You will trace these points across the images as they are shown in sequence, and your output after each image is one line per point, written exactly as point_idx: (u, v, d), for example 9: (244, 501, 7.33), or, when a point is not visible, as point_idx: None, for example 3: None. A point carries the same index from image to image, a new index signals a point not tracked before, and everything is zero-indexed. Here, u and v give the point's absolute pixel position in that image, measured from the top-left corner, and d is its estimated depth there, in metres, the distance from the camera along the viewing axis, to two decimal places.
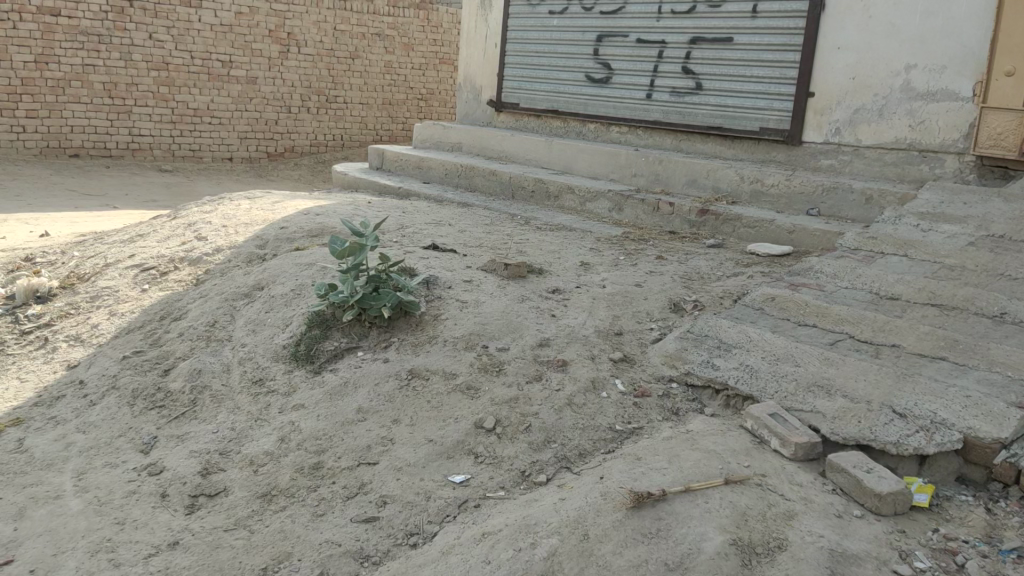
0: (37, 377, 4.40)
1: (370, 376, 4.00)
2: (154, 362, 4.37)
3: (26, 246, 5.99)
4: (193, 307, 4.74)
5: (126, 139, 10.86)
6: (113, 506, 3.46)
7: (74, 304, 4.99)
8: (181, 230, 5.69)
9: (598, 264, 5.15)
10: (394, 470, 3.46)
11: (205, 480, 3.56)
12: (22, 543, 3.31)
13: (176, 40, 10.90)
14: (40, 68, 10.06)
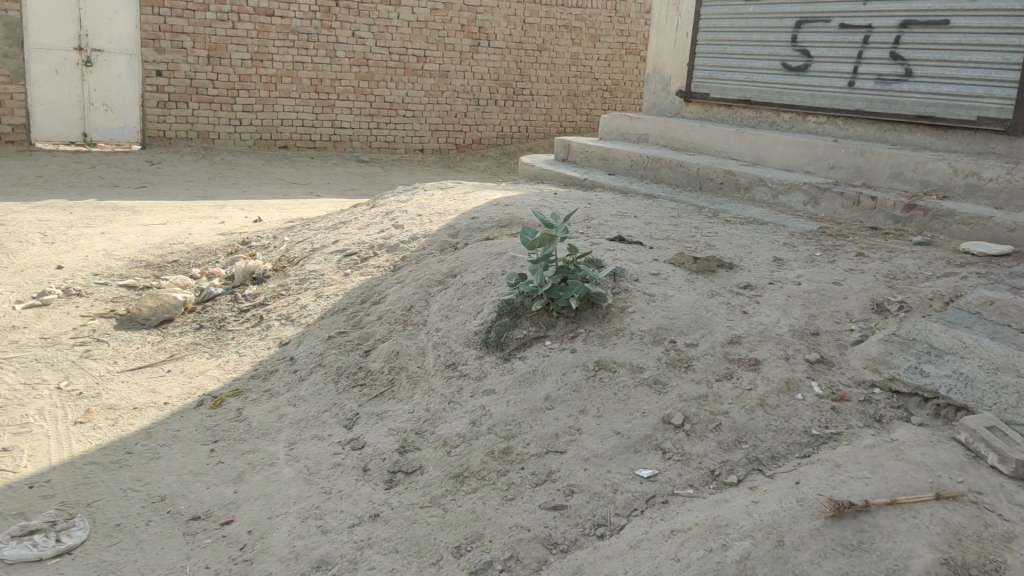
0: (253, 351, 4.76)
1: (558, 365, 4.04)
2: (355, 343, 4.61)
3: (243, 231, 6.49)
4: (391, 292, 4.96)
5: (328, 131, 11.49)
6: (321, 476, 3.70)
7: (286, 285, 5.34)
8: (380, 218, 5.98)
9: (792, 260, 4.95)
10: (582, 461, 3.49)
11: (403, 457, 3.74)
12: (240, 505, 3.58)
13: (376, 37, 11.38)
14: (255, 66, 10.77)
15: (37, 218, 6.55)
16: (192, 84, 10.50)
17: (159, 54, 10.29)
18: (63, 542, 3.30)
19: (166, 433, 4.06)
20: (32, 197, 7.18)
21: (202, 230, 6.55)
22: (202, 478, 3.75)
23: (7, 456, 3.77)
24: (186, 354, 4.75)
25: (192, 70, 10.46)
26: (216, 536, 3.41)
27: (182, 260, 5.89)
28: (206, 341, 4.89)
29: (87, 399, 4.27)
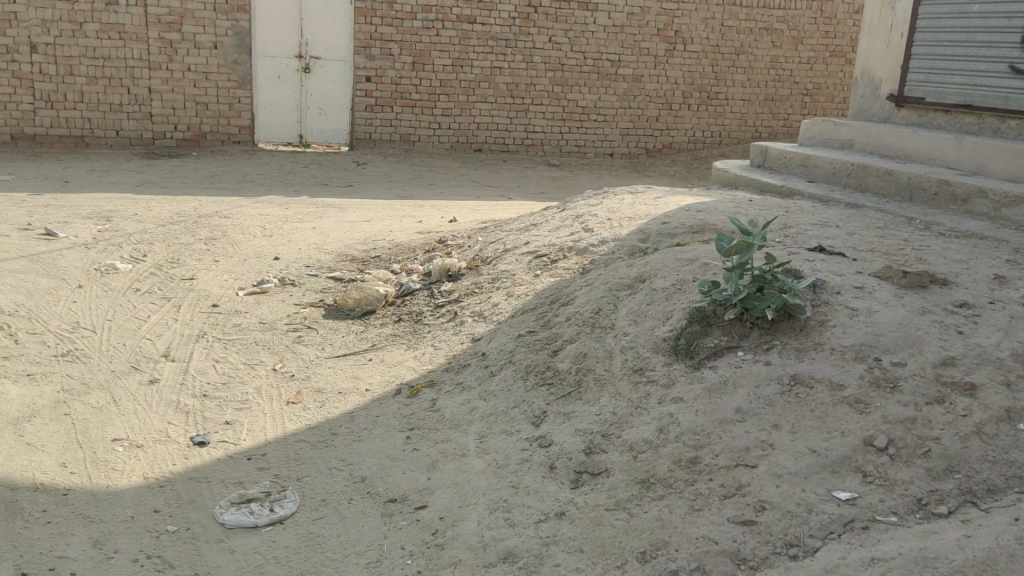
0: (447, 346, 4.92)
1: (751, 377, 3.86)
2: (544, 343, 4.61)
3: (439, 230, 6.76)
4: (580, 293, 4.92)
5: (521, 135, 11.73)
6: (509, 471, 3.79)
7: (479, 284, 5.50)
8: (571, 222, 6.04)
9: (1016, 279, 4.55)
10: (775, 477, 3.36)
11: (589, 458, 3.74)
12: (433, 491, 3.73)
13: (573, 42, 11.53)
14: (456, 71, 11.16)
15: (258, 212, 7.13)
16: (397, 89, 11.04)
17: (369, 60, 10.87)
18: (275, 511, 3.57)
19: (366, 418, 4.30)
20: (253, 193, 7.83)
21: (402, 228, 6.88)
22: (398, 463, 3.94)
23: (231, 429, 4.13)
24: (385, 345, 5.01)
25: (398, 76, 10.98)
26: (411, 519, 3.58)
27: (383, 256, 6.22)
28: (404, 333, 5.12)
29: (297, 382, 4.60)
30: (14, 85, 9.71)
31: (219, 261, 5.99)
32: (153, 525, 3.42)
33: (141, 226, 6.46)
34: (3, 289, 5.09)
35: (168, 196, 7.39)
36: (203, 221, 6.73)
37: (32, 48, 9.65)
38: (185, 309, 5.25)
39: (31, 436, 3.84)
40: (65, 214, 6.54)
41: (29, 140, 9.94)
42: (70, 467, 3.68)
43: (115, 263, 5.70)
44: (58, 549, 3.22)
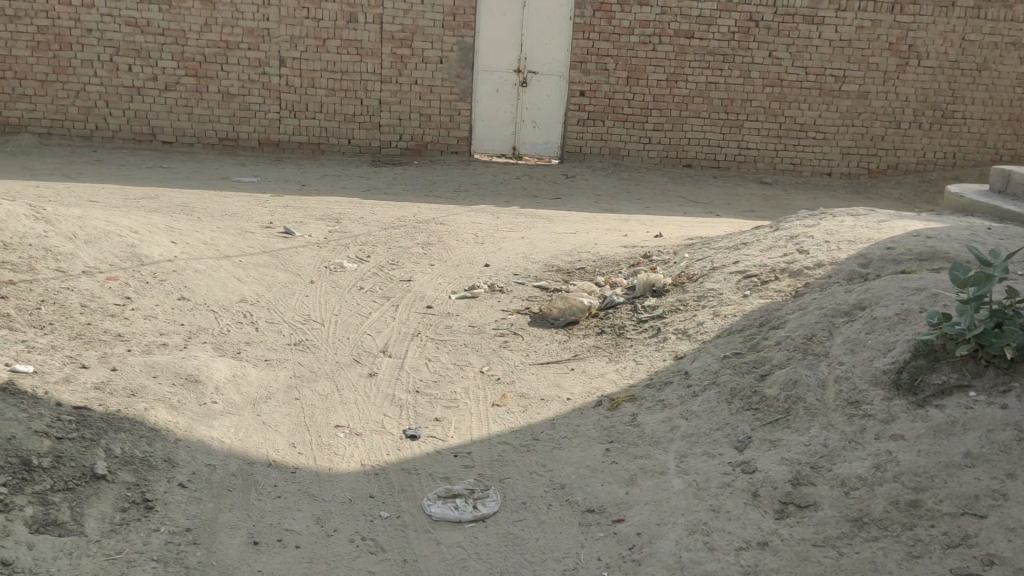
0: (649, 361, 4.87)
1: (984, 420, 3.52)
2: (751, 365, 4.41)
3: (646, 245, 6.74)
4: (792, 317, 4.68)
5: (734, 151, 11.33)
6: (710, 493, 3.69)
7: (684, 301, 5.42)
8: (784, 242, 5.83)
9: None
10: (1006, 531, 3.10)
11: (796, 490, 3.58)
12: (631, 506, 3.72)
13: (794, 57, 10.97)
14: (670, 86, 10.92)
15: (471, 221, 7.43)
16: (610, 104, 10.94)
17: (584, 75, 10.81)
18: (479, 509, 3.70)
19: (567, 427, 4.35)
20: (468, 203, 8.15)
21: (608, 242, 6.93)
22: (597, 475, 3.95)
23: (440, 426, 4.33)
24: (588, 356, 5.06)
25: (612, 91, 10.88)
26: (609, 531, 3.59)
27: (589, 267, 6.30)
28: (606, 346, 5.15)
29: (502, 386, 4.75)
30: (264, 96, 10.27)
31: (435, 265, 6.30)
32: (367, 509, 3.65)
33: (366, 229, 6.91)
34: (248, 281, 5.62)
35: (392, 202, 7.85)
36: (421, 227, 7.10)
37: (281, 62, 10.19)
38: (403, 309, 5.56)
39: (265, 416, 4.20)
40: (302, 215, 7.12)
41: (273, 145, 10.51)
42: (299, 448, 4.00)
43: (343, 263, 6.14)
44: (286, 521, 3.50)
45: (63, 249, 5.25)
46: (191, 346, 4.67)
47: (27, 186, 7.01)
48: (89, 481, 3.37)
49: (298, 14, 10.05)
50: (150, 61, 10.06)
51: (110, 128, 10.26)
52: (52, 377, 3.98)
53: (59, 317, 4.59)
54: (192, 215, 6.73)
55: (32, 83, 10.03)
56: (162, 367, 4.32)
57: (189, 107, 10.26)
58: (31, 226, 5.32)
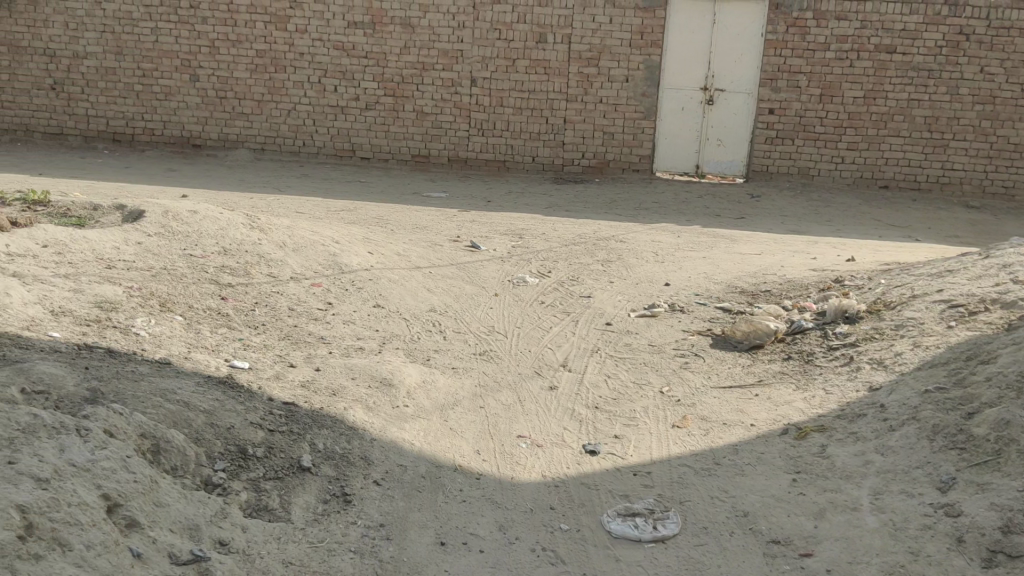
0: (841, 392, 4.65)
1: None
2: (957, 402, 4.10)
3: (836, 269, 6.46)
4: (1005, 351, 4.32)
5: (937, 173, 10.59)
6: (908, 535, 3.48)
7: (880, 329, 5.14)
8: (995, 271, 5.42)
9: None
10: None
11: (1007, 538, 3.30)
12: (820, 541, 3.56)
13: (1010, 72, 10.17)
14: (868, 104, 10.40)
15: (653, 239, 7.39)
16: (801, 122, 10.55)
17: (774, 93, 10.50)
18: (659, 530, 3.66)
19: (751, 453, 4.24)
20: (649, 221, 8.12)
21: (795, 264, 6.70)
22: (784, 505, 3.81)
23: (620, 443, 4.33)
24: (774, 382, 4.90)
25: (803, 108, 10.50)
26: (795, 565, 3.46)
27: (775, 290, 6.11)
28: (792, 372, 4.97)
29: (683, 407, 4.69)
30: (455, 115, 10.62)
31: (615, 282, 6.32)
32: (548, 521, 3.70)
33: (548, 244, 7.04)
34: (437, 291, 5.87)
35: (574, 220, 7.93)
36: (602, 244, 7.15)
37: (472, 82, 10.49)
38: (583, 324, 5.62)
39: (453, 422, 4.37)
40: (487, 230, 7.35)
41: (462, 162, 10.82)
42: (483, 455, 4.13)
43: (525, 277, 6.29)
44: (471, 524, 3.62)
45: (274, 255, 5.70)
46: (385, 351, 4.92)
47: (243, 198, 7.61)
48: (295, 471, 3.64)
49: (491, 35, 10.34)
50: (355, 82, 10.54)
51: (316, 145, 10.79)
52: (265, 373, 4.32)
53: (270, 318, 4.98)
54: (386, 227, 7.12)
55: (249, 103, 10.64)
56: (359, 369, 4.59)
57: (386, 126, 10.70)
58: (248, 234, 5.83)
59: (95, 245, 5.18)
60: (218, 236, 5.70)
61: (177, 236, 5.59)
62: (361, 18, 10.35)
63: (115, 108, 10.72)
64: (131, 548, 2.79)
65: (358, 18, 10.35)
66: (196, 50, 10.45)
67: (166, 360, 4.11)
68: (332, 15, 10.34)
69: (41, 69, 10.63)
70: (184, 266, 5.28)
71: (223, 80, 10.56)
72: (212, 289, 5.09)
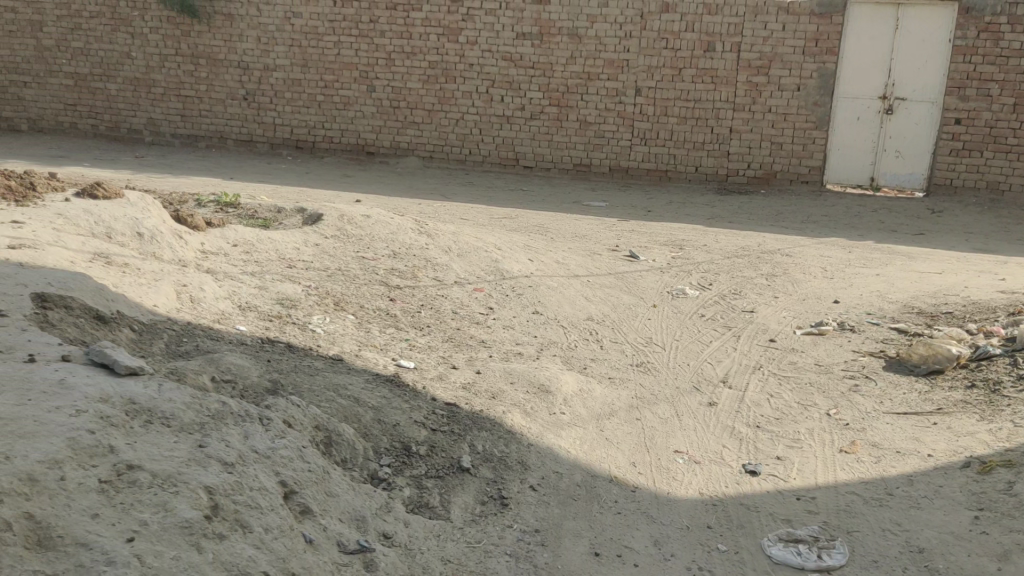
0: None
1: None
2: None
3: None
4: None
5: None
6: None
7: None
8: None
9: None
10: None
11: None
12: None
13: None
14: None
15: (821, 254, 7.09)
16: (991, 132, 9.80)
17: (962, 101, 9.81)
18: (824, 559, 3.50)
19: (927, 485, 3.98)
20: (818, 234, 7.79)
21: (980, 285, 6.23)
22: (964, 544, 3.55)
23: (782, 465, 4.17)
24: (955, 411, 4.57)
25: (994, 118, 9.75)
26: None
27: (958, 312, 5.71)
28: (976, 402, 4.62)
29: (851, 431, 4.46)
30: (618, 124, 10.57)
31: (780, 297, 6.11)
32: (705, 540, 3.62)
33: (709, 256, 6.90)
34: (596, 300, 5.87)
35: (737, 232, 7.73)
36: (766, 258, 6.93)
37: (637, 91, 10.42)
38: (745, 339, 5.46)
39: (609, 432, 4.35)
40: (647, 240, 7.29)
41: (624, 171, 10.74)
42: (639, 467, 4.09)
43: (685, 288, 6.19)
44: (625, 537, 3.58)
45: (440, 260, 5.90)
46: (543, 357, 4.97)
47: (411, 204, 7.89)
48: (456, 471, 3.74)
49: (657, 44, 10.26)
50: (521, 92, 10.69)
51: (481, 154, 11.01)
52: (429, 374, 4.47)
53: (435, 320, 5.14)
54: (547, 234, 7.20)
55: (421, 112, 11.00)
56: (518, 374, 4.66)
57: (549, 136, 10.78)
58: (416, 239, 6.08)
59: (279, 245, 5.54)
60: (388, 240, 5.98)
61: (351, 239, 5.91)
62: (529, 29, 10.50)
63: (299, 117, 11.27)
64: (305, 534, 2.94)
65: (526, 29, 10.52)
66: (373, 62, 10.90)
67: (339, 357, 4.33)
68: (501, 27, 10.55)
69: (235, 80, 11.31)
70: (357, 268, 5.55)
71: (397, 91, 10.97)
72: (381, 290, 5.33)
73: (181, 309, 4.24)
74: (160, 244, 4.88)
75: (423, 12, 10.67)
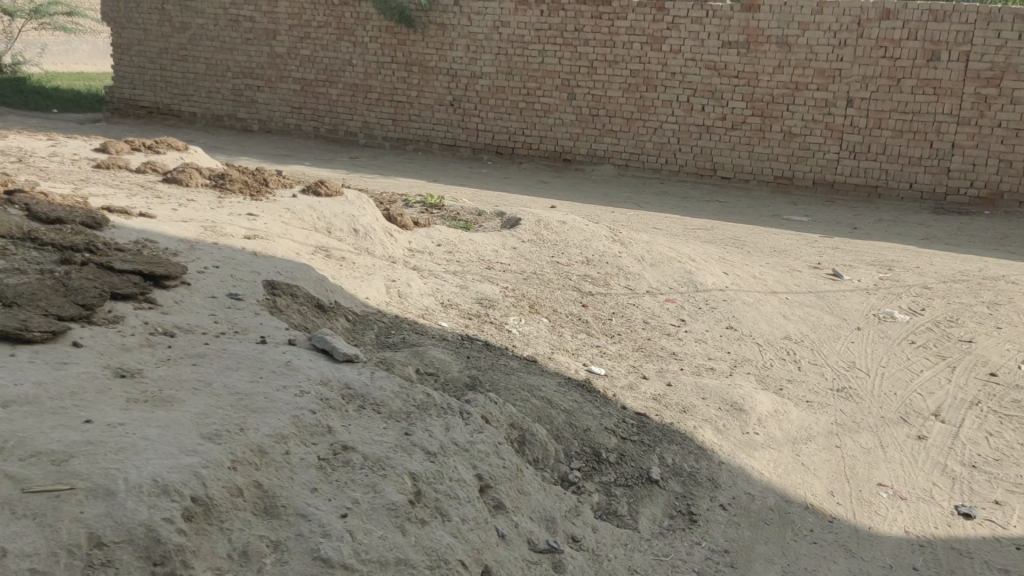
0: None
1: None
2: None
3: None
4: None
5: None
6: None
7: None
8: None
9: None
10: None
11: None
12: None
13: None
14: None
15: None
16: None
17: None
18: None
19: None
20: None
21: None
22: None
23: (1000, 511, 3.84)
24: None
25: None
26: None
27: None
28: None
29: None
30: (826, 136, 10.03)
31: (1002, 328, 5.62)
32: None
33: (922, 279, 6.46)
34: (794, 318, 5.65)
35: (953, 254, 7.20)
36: (988, 284, 6.40)
37: (849, 102, 9.85)
38: (961, 371, 5.06)
39: (806, 457, 4.17)
40: (852, 258, 6.93)
41: (829, 185, 10.21)
42: (837, 498, 3.89)
43: (893, 312, 5.83)
44: (821, 569, 3.42)
45: (633, 269, 5.89)
46: (736, 374, 4.84)
47: (605, 212, 7.91)
48: (644, 483, 3.71)
49: (874, 53, 9.64)
50: (723, 102, 10.34)
51: (678, 163, 10.76)
52: (620, 382, 4.46)
53: (626, 329, 5.14)
54: (743, 248, 7.00)
55: (619, 120, 10.85)
56: (711, 390, 4.56)
57: (750, 147, 10.38)
58: (609, 247, 6.13)
59: (479, 247, 5.75)
60: (583, 247, 6.06)
61: (547, 244, 6.04)
62: (737, 38, 10.14)
63: (501, 123, 11.45)
64: (498, 528, 3.03)
65: (733, 37, 10.15)
66: (575, 70, 10.87)
67: (532, 358, 4.42)
68: (707, 35, 10.25)
69: (444, 87, 11.62)
70: (551, 272, 5.65)
71: (597, 98, 10.87)
72: (574, 295, 5.39)
73: (389, 303, 4.49)
74: (372, 240, 5.19)
75: (627, 20, 10.51)
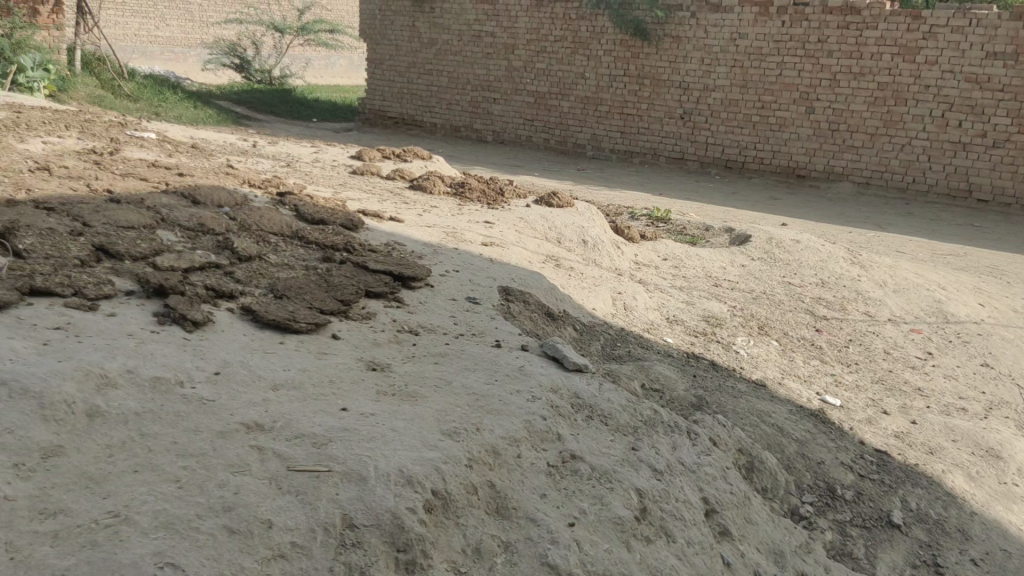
0: None
1: None
2: None
3: None
4: None
5: None
6: None
7: None
8: None
9: None
10: None
11: None
12: None
13: None
14: None
15: None
16: None
17: None
18: None
19: None
20: None
21: None
22: None
23: None
24: None
25: None
26: None
27: None
28: None
29: None
30: None
31: None
32: None
33: None
34: None
35: None
36: None
37: None
38: None
39: None
40: None
41: None
42: None
43: None
44: None
45: (874, 295, 5.52)
46: (992, 418, 4.38)
47: (843, 232, 7.48)
48: (884, 525, 3.43)
49: None
50: (984, 117, 9.39)
51: (927, 183, 9.88)
52: (857, 415, 4.17)
53: (865, 358, 4.81)
54: (1003, 278, 6.35)
55: (861, 136, 10.13)
56: (962, 432, 4.15)
57: (1014, 167, 9.35)
58: (848, 270, 5.79)
59: (707, 263, 5.63)
60: (818, 269, 5.77)
61: (779, 263, 5.80)
62: (1004, 48, 9.18)
63: (732, 137, 11.08)
64: (723, 556, 2.91)
65: (999, 47, 9.20)
66: (816, 82, 10.30)
67: (762, 382, 4.24)
68: (969, 45, 9.34)
69: (675, 100, 11.44)
70: (783, 293, 5.40)
71: (838, 112, 10.23)
72: (808, 319, 5.12)
73: (615, 315, 4.49)
74: (601, 252, 5.23)
75: (877, 30, 9.83)
